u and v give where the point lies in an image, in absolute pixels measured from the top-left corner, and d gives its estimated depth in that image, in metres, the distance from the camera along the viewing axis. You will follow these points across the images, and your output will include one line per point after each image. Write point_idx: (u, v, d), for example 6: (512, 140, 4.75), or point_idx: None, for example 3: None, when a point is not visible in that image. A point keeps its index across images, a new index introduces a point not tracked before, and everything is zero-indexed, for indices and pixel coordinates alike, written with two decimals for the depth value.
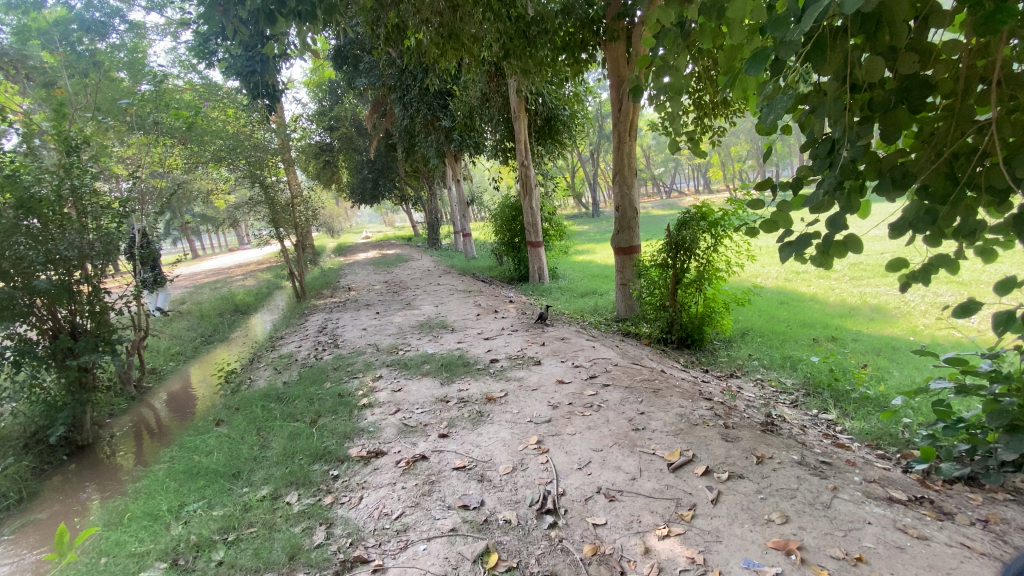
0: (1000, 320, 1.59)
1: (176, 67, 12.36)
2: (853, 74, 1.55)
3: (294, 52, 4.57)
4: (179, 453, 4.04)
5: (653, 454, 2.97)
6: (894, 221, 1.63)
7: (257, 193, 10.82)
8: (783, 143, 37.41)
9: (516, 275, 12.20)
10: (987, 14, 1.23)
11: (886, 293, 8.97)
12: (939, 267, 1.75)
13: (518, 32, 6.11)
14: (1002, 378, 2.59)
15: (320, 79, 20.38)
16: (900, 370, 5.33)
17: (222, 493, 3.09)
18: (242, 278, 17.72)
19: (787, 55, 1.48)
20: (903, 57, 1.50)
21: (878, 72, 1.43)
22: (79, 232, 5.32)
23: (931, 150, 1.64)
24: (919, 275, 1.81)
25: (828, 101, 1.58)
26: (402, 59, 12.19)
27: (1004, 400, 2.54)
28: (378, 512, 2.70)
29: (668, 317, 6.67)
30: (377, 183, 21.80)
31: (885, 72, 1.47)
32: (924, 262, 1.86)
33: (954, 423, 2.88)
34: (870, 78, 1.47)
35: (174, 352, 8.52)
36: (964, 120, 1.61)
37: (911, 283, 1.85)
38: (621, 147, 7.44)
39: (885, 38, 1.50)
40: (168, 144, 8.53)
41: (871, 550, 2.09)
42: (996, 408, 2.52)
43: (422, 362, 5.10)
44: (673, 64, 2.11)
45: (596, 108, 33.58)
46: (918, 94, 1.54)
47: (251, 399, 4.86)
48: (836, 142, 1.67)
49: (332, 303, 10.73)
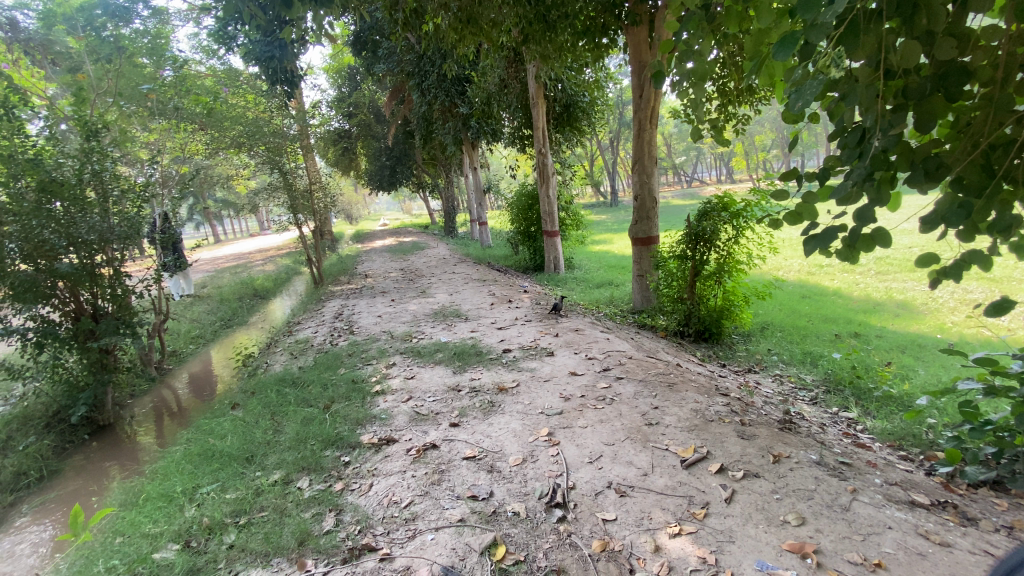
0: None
1: (198, 53, 12.46)
2: (888, 60, 1.46)
3: (311, 37, 4.53)
4: (196, 435, 4.12)
5: (667, 449, 2.93)
6: (924, 215, 1.54)
7: (276, 179, 10.92)
8: (810, 132, 36.38)
9: (531, 264, 12.14)
10: None
11: (914, 289, 8.70)
12: (973, 263, 1.64)
13: (538, 15, 6.00)
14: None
15: (340, 65, 20.41)
16: (925, 369, 5.16)
17: (236, 476, 3.14)
18: (262, 263, 18.00)
19: (817, 38, 1.39)
20: (941, 41, 1.41)
21: (915, 57, 1.34)
22: (101, 217, 5.44)
23: (966, 141, 1.54)
24: (951, 271, 1.72)
25: (860, 88, 1.49)
26: (420, 44, 12.12)
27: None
28: (387, 499, 2.71)
29: (685, 310, 6.57)
30: (395, 170, 21.83)
31: (922, 57, 1.38)
32: (955, 258, 1.76)
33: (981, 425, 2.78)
34: (904, 64, 1.38)
35: (195, 335, 8.70)
36: (1003, 110, 1.50)
37: (942, 280, 1.75)
38: (641, 135, 7.28)
39: (922, 21, 1.40)
40: (188, 130, 8.64)
41: (890, 555, 2.02)
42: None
43: (435, 350, 5.11)
44: (697, 48, 2.02)
45: (616, 95, 33.10)
46: (956, 81, 1.44)
47: (267, 383, 4.93)
48: (867, 130, 1.58)
49: (349, 289, 10.83)
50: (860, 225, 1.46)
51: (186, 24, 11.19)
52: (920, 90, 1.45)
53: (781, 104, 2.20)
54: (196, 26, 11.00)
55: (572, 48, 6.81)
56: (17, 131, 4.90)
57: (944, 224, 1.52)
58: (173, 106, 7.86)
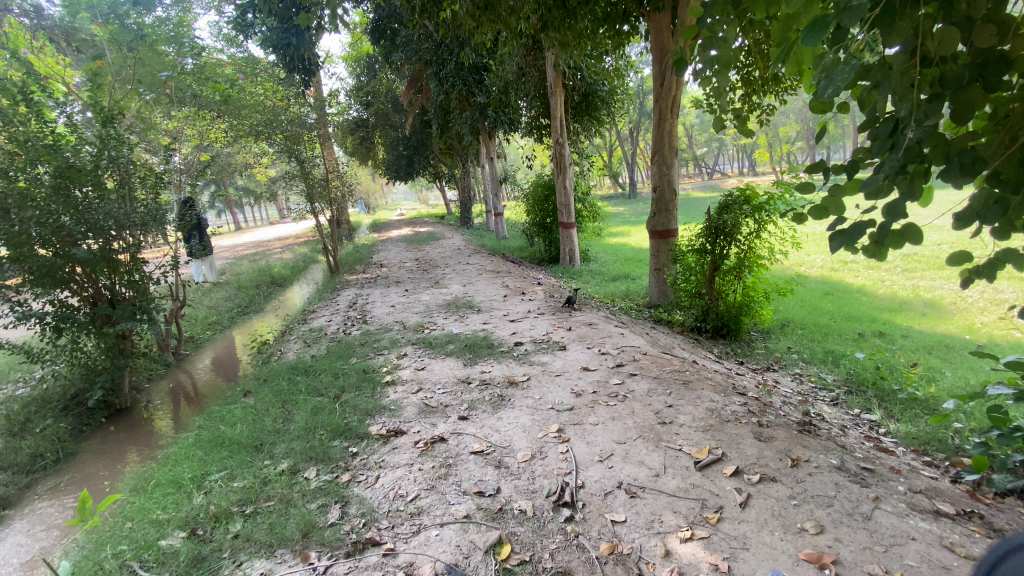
0: None
1: (219, 41, 12.49)
2: (925, 47, 1.36)
3: (325, 23, 4.49)
4: (208, 422, 4.16)
5: (679, 450, 2.85)
6: (957, 211, 1.44)
7: (294, 167, 10.98)
8: (838, 124, 35.32)
9: (547, 256, 12.05)
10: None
11: (943, 287, 8.42)
12: (1007, 261, 1.54)
13: (557, 2, 5.87)
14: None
15: (359, 54, 20.45)
16: (953, 370, 4.97)
17: (244, 465, 3.16)
18: (279, 251, 18.25)
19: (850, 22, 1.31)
20: (983, 27, 1.30)
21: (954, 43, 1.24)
22: (118, 204, 5.54)
23: (1005, 133, 1.43)
24: (986, 270, 1.62)
25: (893, 77, 1.39)
26: (438, 32, 12.02)
27: None
28: (393, 492, 2.69)
29: (703, 305, 6.44)
30: (412, 160, 21.82)
31: (960, 44, 1.28)
32: (991, 256, 1.65)
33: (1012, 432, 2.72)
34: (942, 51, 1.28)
35: (212, 321, 8.83)
36: None
37: (976, 279, 1.66)
38: (661, 125, 7.11)
39: (961, 6, 1.33)
40: (207, 118, 8.72)
41: (914, 568, 1.91)
42: None
43: (446, 342, 5.07)
44: (722, 33, 1.92)
45: (636, 84, 32.58)
46: (998, 70, 1.34)
47: (279, 371, 4.97)
48: (901, 120, 1.47)
49: (364, 278, 10.88)
50: (891, 220, 1.37)
51: (207, 12, 11.22)
52: (959, 79, 1.35)
53: (807, 93, 2.10)
54: (217, 14, 11.04)
55: (592, 35, 6.67)
56: (37, 116, 4.99)
57: (979, 221, 1.44)
58: (192, 93, 8.04)
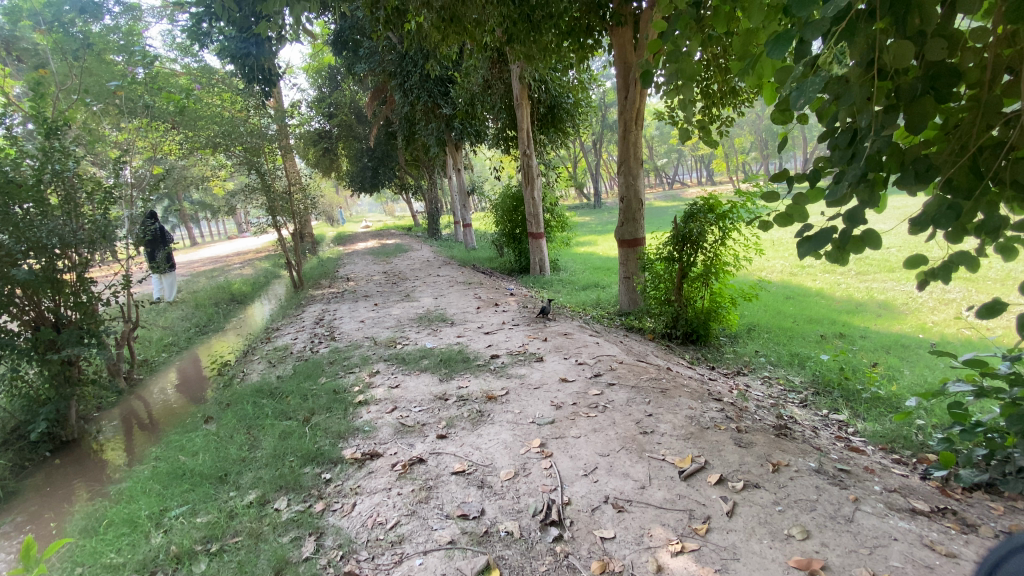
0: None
1: (173, 52, 12.03)
2: (882, 59, 1.49)
3: (288, 35, 4.44)
4: (165, 452, 3.89)
5: (663, 460, 2.83)
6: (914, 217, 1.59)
7: (254, 180, 10.67)
8: (789, 136, 37.01)
9: (517, 266, 12.03)
10: None
11: (893, 289, 8.87)
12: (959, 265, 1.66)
13: (522, 16, 5.89)
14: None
15: (320, 65, 20.20)
16: (911, 369, 5.19)
17: (208, 498, 2.95)
18: (240, 266, 17.62)
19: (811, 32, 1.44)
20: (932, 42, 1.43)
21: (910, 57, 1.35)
22: (64, 221, 5.21)
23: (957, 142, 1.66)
24: (941, 272, 1.74)
25: (855, 87, 1.48)
26: (401, 43, 11.98)
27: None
28: (372, 520, 2.56)
29: (672, 312, 6.53)
30: (377, 172, 21.51)
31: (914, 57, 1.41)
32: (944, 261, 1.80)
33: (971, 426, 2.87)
34: (898, 63, 1.40)
35: (168, 342, 8.39)
36: (991, 112, 1.64)
37: (934, 282, 1.78)
38: (627, 136, 7.25)
39: (915, 20, 1.44)
40: (159, 130, 8.27)
41: (899, 570, 1.93)
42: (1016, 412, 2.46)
43: (420, 357, 4.94)
44: (681, 50, 2.08)
45: (600, 97, 33.27)
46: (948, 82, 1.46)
47: (242, 394, 4.72)
48: (859, 131, 1.62)
49: (330, 293, 10.58)
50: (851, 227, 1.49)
51: (159, 21, 10.79)
52: (912, 91, 1.49)
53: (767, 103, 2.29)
54: (170, 23, 10.64)
55: (557, 48, 6.78)
56: None
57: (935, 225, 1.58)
58: (144, 104, 7.51)
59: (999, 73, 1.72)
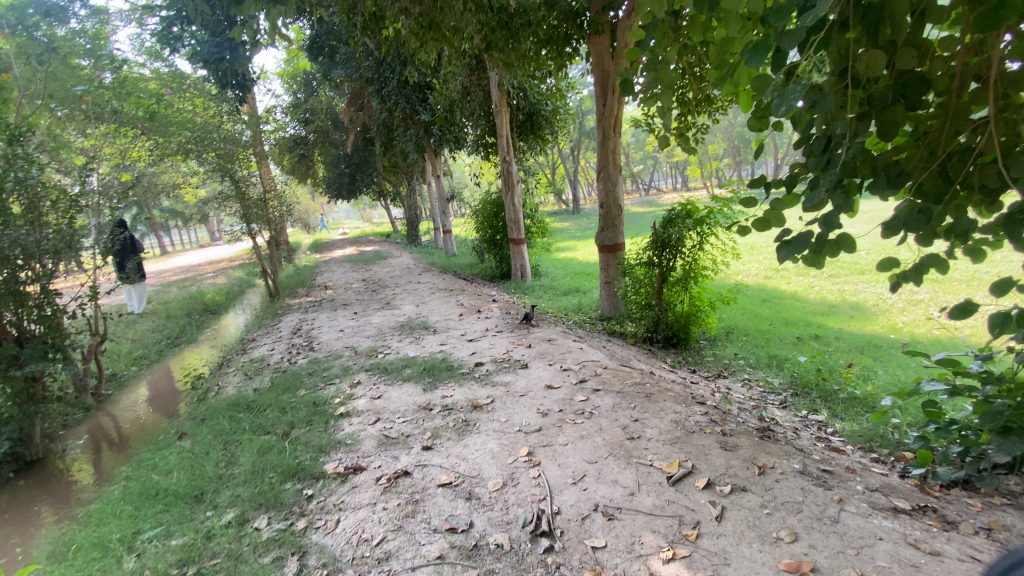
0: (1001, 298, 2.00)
1: (142, 56, 11.67)
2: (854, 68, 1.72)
3: (264, 39, 4.39)
4: (137, 471, 3.73)
5: (651, 465, 2.83)
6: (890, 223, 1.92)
7: (228, 187, 10.44)
8: (761, 143, 37.94)
9: (498, 272, 12.00)
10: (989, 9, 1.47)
11: (864, 291, 9.12)
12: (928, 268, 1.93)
13: (500, 23, 5.91)
14: (994, 380, 2.71)
15: (295, 70, 19.94)
16: (884, 369, 5.34)
17: (183, 519, 2.83)
18: (213, 276, 17.16)
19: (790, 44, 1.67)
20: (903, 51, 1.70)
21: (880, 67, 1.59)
22: (27, 230, 5.01)
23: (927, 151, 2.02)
24: (912, 275, 2.04)
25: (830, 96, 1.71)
26: (379, 49, 11.93)
27: (996, 403, 2.59)
28: (357, 537, 2.48)
29: (653, 316, 6.59)
30: (354, 178, 21.26)
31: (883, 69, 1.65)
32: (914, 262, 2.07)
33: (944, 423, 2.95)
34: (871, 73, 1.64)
35: (138, 355, 8.10)
36: (959, 120, 2.02)
37: (906, 284, 2.05)
38: (605, 143, 7.32)
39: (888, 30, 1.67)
40: (129, 135, 8.14)
41: (886, 569, 1.95)
42: (989, 410, 2.57)
43: (403, 367, 4.87)
44: (659, 59, 2.35)
45: (578, 104, 33.61)
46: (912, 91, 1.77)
47: (218, 408, 4.57)
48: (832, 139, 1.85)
49: (308, 302, 10.36)
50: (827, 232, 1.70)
51: (127, 25, 10.45)
52: (883, 100, 1.76)
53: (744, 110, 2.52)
54: (139, 27, 10.36)
55: (536, 56, 6.82)
56: None
57: (906, 229, 1.94)
58: (111, 109, 7.41)
59: (966, 80, 2.06)
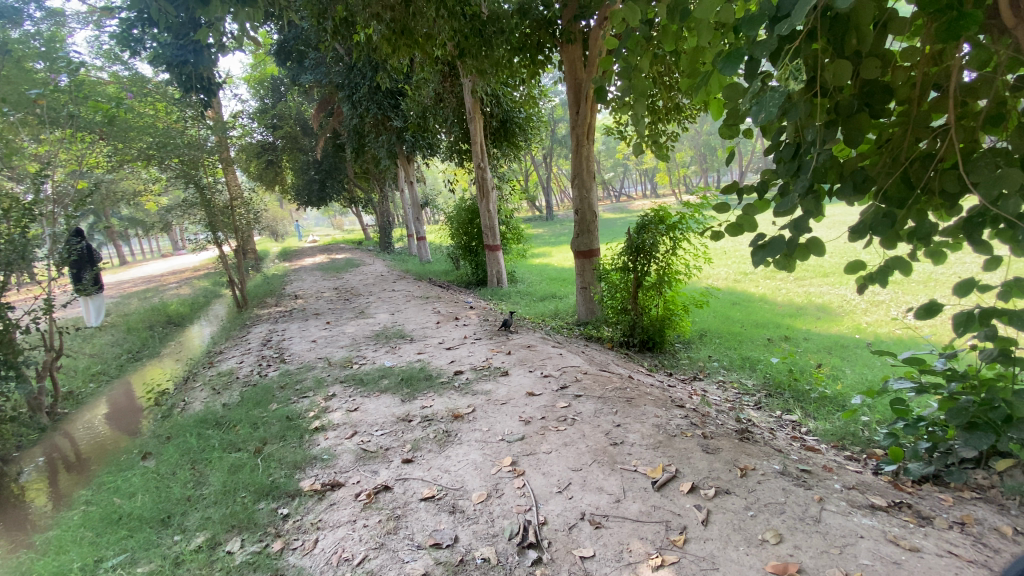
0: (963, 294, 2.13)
1: (100, 60, 11.18)
2: (821, 77, 1.84)
3: (231, 44, 4.32)
4: (97, 494, 3.51)
5: (635, 471, 2.82)
6: (857, 226, 2.16)
7: (192, 195, 10.15)
8: (726, 151, 39.10)
9: (474, 279, 11.93)
10: (952, 20, 1.72)
11: (829, 292, 9.44)
12: (895, 269, 2.15)
13: (473, 31, 5.92)
14: (959, 377, 2.82)
15: (261, 75, 19.48)
16: (852, 368, 5.51)
17: (148, 545, 2.67)
18: (176, 286, 16.54)
19: (761, 51, 1.76)
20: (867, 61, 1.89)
21: (846, 75, 1.72)
22: None
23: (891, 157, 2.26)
24: (878, 276, 2.24)
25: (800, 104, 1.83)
26: (349, 55, 11.81)
27: (963, 399, 2.68)
28: (337, 557, 2.39)
29: (630, 321, 6.64)
30: (325, 185, 20.87)
31: (847, 77, 1.78)
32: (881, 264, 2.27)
33: (913, 421, 3.02)
34: (837, 81, 1.76)
35: (96, 371, 7.71)
36: (920, 125, 2.27)
37: (871, 285, 2.28)
38: (579, 151, 7.38)
39: (853, 41, 1.78)
40: (86, 141, 7.72)
41: (869, 568, 1.98)
42: (956, 406, 2.66)
43: (380, 377, 4.75)
44: (632, 66, 2.39)
45: (550, 113, 33.97)
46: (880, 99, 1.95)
47: (185, 425, 4.37)
48: (801, 145, 1.97)
49: (278, 312, 10.07)
50: (798, 234, 1.80)
51: (84, 27, 9.99)
52: (849, 108, 1.92)
53: (717, 119, 2.63)
54: (97, 30, 9.94)
55: (509, 64, 6.83)
56: None
57: (873, 231, 2.16)
58: (69, 113, 7.06)
59: (927, 89, 2.33)
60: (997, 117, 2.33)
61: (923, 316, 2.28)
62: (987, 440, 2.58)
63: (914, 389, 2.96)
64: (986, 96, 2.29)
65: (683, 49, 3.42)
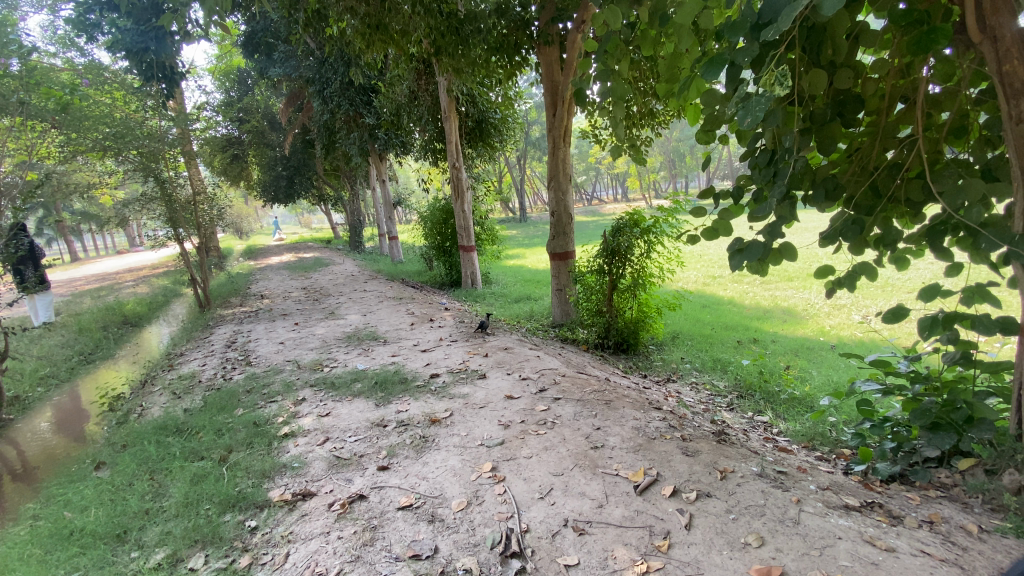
0: (928, 298, 2.21)
1: (54, 46, 10.57)
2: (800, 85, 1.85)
3: (196, 34, 4.18)
4: (44, 508, 3.26)
5: (617, 475, 2.80)
6: (827, 231, 2.18)
7: (151, 189, 9.77)
8: (695, 159, 40.10)
9: (447, 280, 11.81)
10: (923, 34, 1.73)
11: (795, 296, 9.74)
12: (863, 274, 2.23)
13: (449, 28, 5.85)
14: (923, 379, 2.88)
15: (227, 67, 18.88)
16: (818, 370, 5.69)
17: (102, 563, 2.48)
18: (131, 285, 15.78)
19: (742, 58, 1.75)
20: (841, 72, 1.89)
21: (822, 84, 1.74)
22: None
23: (861, 166, 2.33)
24: (847, 280, 2.31)
25: (778, 110, 1.83)
26: (320, 49, 11.52)
27: (926, 401, 2.69)
28: (309, 571, 2.27)
29: (604, 323, 6.67)
30: (293, 181, 20.28)
31: (824, 85, 1.79)
32: (850, 269, 2.34)
33: (879, 421, 3.10)
34: (814, 90, 1.78)
35: (44, 374, 7.25)
36: (888, 137, 2.34)
37: (839, 289, 2.36)
38: (555, 153, 7.37)
39: (829, 52, 1.79)
40: (35, 129, 7.09)
41: (849, 569, 2.01)
42: (920, 407, 2.67)
43: (353, 380, 4.60)
44: (611, 70, 2.39)
45: (523, 114, 34.05)
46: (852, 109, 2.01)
47: (143, 432, 4.13)
48: (776, 152, 1.99)
49: (242, 312, 9.69)
50: (772, 239, 1.82)
51: (37, 10, 9.41)
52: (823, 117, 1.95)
53: (693, 124, 2.65)
54: (49, 14, 9.40)
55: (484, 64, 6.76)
56: None
57: (842, 237, 2.17)
58: (18, 100, 6.40)
59: (895, 101, 2.39)
60: (958, 130, 2.43)
61: (891, 320, 2.35)
62: (949, 439, 2.64)
63: (880, 391, 3.01)
64: (949, 109, 2.39)
65: (661, 53, 3.42)
